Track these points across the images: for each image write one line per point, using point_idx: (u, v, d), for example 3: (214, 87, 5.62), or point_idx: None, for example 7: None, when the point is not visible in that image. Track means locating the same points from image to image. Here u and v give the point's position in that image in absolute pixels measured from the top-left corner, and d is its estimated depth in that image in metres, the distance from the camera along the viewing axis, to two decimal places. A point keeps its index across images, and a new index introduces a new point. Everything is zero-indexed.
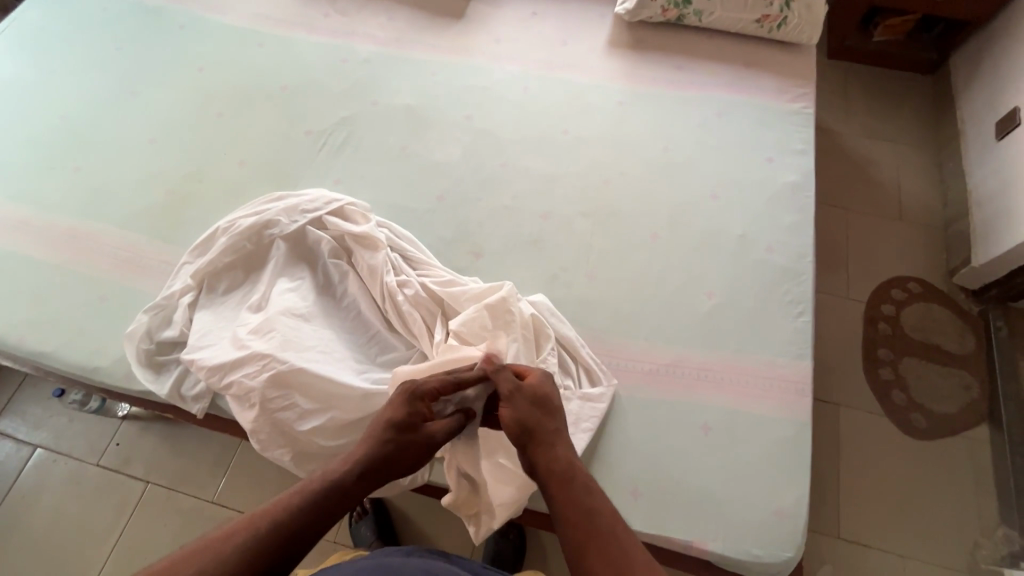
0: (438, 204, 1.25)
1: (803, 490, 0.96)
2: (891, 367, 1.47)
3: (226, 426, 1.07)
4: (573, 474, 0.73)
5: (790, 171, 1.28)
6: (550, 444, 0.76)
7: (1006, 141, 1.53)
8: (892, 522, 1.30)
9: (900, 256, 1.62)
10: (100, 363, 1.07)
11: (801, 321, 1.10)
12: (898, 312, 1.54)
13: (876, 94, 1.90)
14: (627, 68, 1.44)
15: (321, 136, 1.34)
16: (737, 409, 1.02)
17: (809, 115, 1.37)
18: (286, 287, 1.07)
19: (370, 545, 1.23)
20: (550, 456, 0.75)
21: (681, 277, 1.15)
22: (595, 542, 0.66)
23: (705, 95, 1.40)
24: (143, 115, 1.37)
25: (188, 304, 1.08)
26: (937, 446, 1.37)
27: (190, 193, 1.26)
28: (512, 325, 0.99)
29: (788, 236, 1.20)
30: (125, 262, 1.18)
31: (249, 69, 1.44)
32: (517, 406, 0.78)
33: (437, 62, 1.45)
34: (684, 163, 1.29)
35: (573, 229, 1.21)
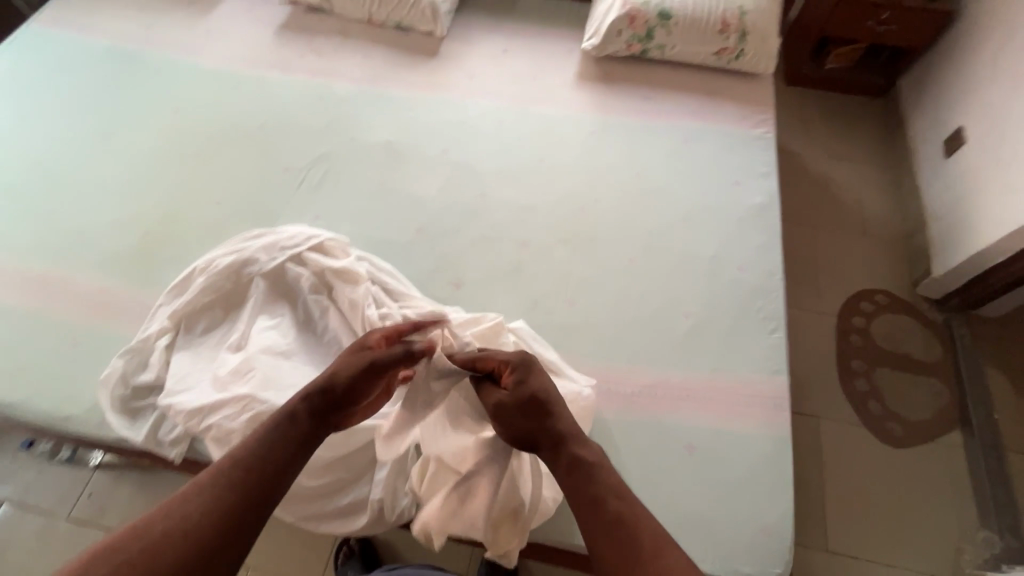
0: (417, 236, 1.27)
1: (788, 505, 0.97)
2: (865, 377, 1.51)
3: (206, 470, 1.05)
4: (581, 464, 0.72)
5: (755, 193, 1.34)
6: (562, 436, 0.75)
7: (955, 158, 1.62)
8: (878, 532, 1.32)
9: (866, 269, 1.69)
10: (73, 411, 1.04)
11: (775, 337, 1.14)
12: (868, 323, 1.59)
13: (833, 117, 2.00)
14: (596, 100, 1.50)
15: (299, 173, 1.36)
16: (720, 427, 1.04)
17: (770, 139, 1.44)
18: (266, 325, 1.07)
19: None
20: (566, 447, 0.74)
21: (658, 298, 1.18)
22: (607, 531, 0.65)
23: (671, 123, 1.46)
24: (117, 158, 1.37)
25: (165, 346, 1.06)
26: (915, 453, 1.41)
27: (167, 234, 1.26)
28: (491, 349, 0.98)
29: (758, 255, 1.24)
30: (100, 305, 1.16)
31: (226, 110, 1.46)
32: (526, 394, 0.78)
33: (413, 98, 1.49)
34: (655, 188, 1.34)
35: (550, 256, 1.24)
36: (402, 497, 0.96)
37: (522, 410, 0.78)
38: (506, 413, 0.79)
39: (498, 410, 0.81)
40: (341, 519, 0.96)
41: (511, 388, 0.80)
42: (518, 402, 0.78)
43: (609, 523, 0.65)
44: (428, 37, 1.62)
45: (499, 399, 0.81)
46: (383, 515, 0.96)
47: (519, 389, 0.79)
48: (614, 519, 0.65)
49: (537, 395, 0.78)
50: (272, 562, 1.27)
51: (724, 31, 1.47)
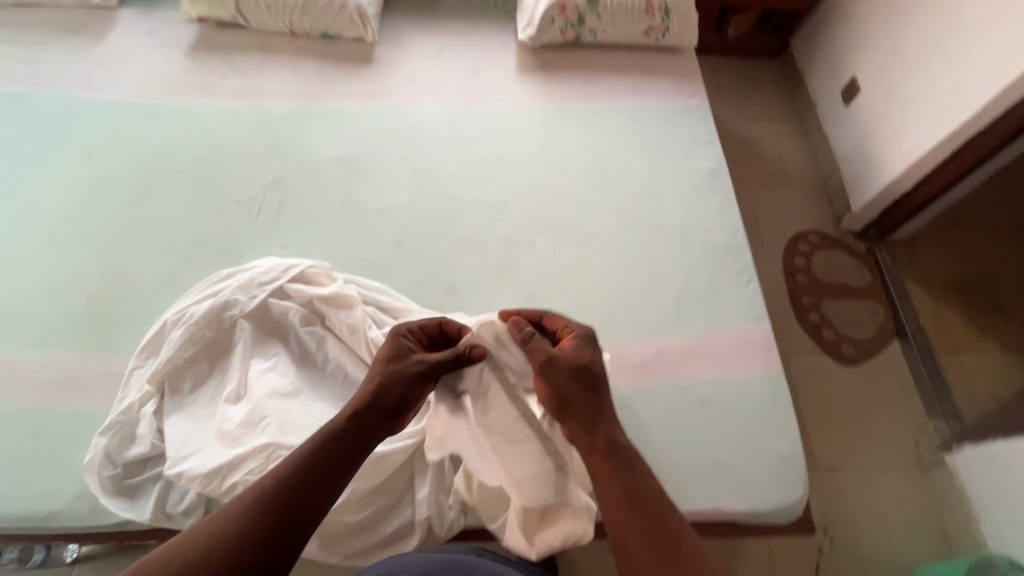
0: (398, 249, 1.24)
1: (795, 434, 1.08)
2: (816, 310, 1.69)
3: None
4: (615, 450, 0.73)
5: (705, 159, 1.44)
6: (593, 419, 0.75)
7: (853, 105, 1.83)
8: (853, 442, 1.49)
9: (797, 214, 1.87)
10: (55, 506, 0.92)
11: (751, 288, 1.24)
12: (809, 262, 1.77)
13: (742, 81, 2.18)
14: (542, 89, 1.53)
15: (253, 202, 1.27)
16: (724, 378, 1.12)
17: (705, 108, 1.55)
18: (263, 368, 1.00)
19: None
20: (596, 432, 0.74)
21: (643, 271, 1.25)
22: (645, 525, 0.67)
23: (616, 104, 1.52)
24: (32, 216, 1.20)
25: (152, 413, 0.97)
26: (868, 367, 1.60)
27: (117, 291, 1.13)
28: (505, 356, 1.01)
29: (720, 216, 1.34)
30: (55, 384, 1.02)
31: (152, 146, 1.32)
32: (562, 375, 0.77)
33: (358, 109, 1.43)
34: (617, 168, 1.40)
35: (534, 248, 1.26)
36: (449, 510, 0.96)
37: (574, 371, 0.77)
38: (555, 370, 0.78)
39: (549, 363, 0.78)
40: (391, 546, 0.94)
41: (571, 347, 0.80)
42: (572, 369, 0.78)
43: (650, 517, 0.68)
44: (358, 44, 1.56)
45: (548, 353, 0.79)
46: (433, 532, 0.95)
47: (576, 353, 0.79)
48: (658, 517, 0.68)
49: (593, 361, 0.78)
50: None
51: (649, 11, 1.55)
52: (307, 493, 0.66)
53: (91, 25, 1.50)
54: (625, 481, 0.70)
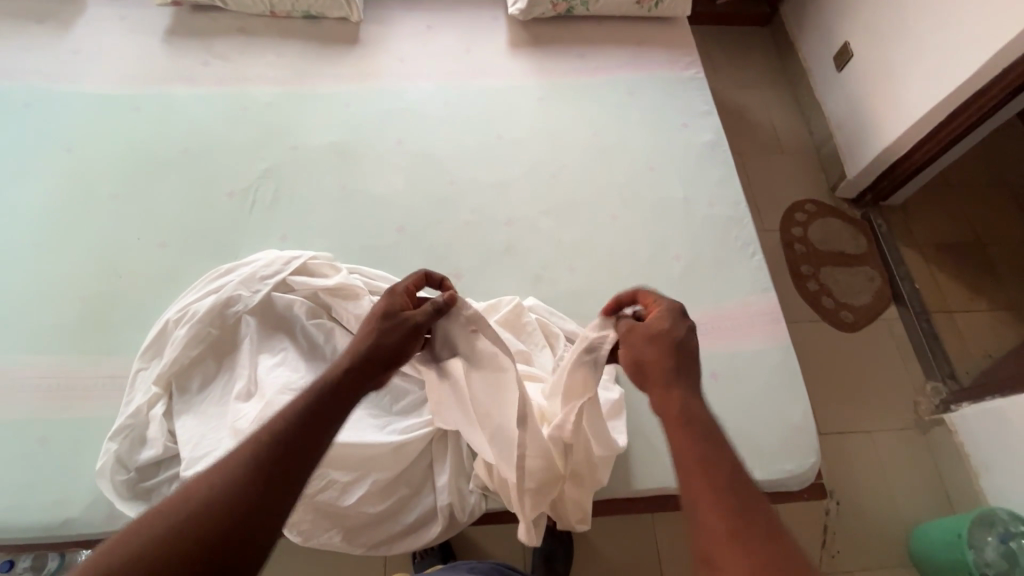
0: (399, 235, 1.21)
1: (805, 402, 1.09)
2: (815, 278, 1.70)
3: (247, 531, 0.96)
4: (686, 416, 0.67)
5: (704, 131, 1.43)
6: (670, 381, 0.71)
7: (846, 70, 1.82)
8: (854, 406, 1.53)
9: (792, 183, 1.88)
10: (69, 514, 0.91)
11: (756, 259, 1.24)
12: (805, 231, 1.78)
13: (732, 50, 2.16)
14: (536, 64, 1.50)
15: (247, 193, 1.23)
16: (734, 351, 1.13)
17: (702, 78, 1.52)
18: (272, 363, 0.98)
19: None
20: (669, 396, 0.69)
21: (649, 247, 1.24)
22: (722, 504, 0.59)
23: (612, 77, 1.49)
24: (15, 217, 1.15)
25: (162, 414, 0.95)
26: (866, 332, 1.63)
27: (113, 292, 1.10)
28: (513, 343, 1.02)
29: (722, 188, 1.34)
30: (57, 390, 0.99)
31: (135, 138, 1.27)
32: (637, 345, 0.75)
33: (349, 92, 1.39)
34: (616, 143, 1.38)
35: (538, 228, 1.24)
36: (470, 495, 0.96)
37: (650, 338, 0.74)
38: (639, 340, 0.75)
39: (628, 331, 0.77)
40: (414, 533, 0.94)
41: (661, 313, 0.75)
42: (659, 338, 0.73)
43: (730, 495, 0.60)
44: (343, 23, 1.50)
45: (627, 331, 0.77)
46: (456, 517, 0.95)
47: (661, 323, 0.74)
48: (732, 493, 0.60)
49: (673, 333, 0.73)
50: None
51: None
52: (279, 459, 0.62)
53: (58, 13, 1.42)
54: (701, 449, 0.64)
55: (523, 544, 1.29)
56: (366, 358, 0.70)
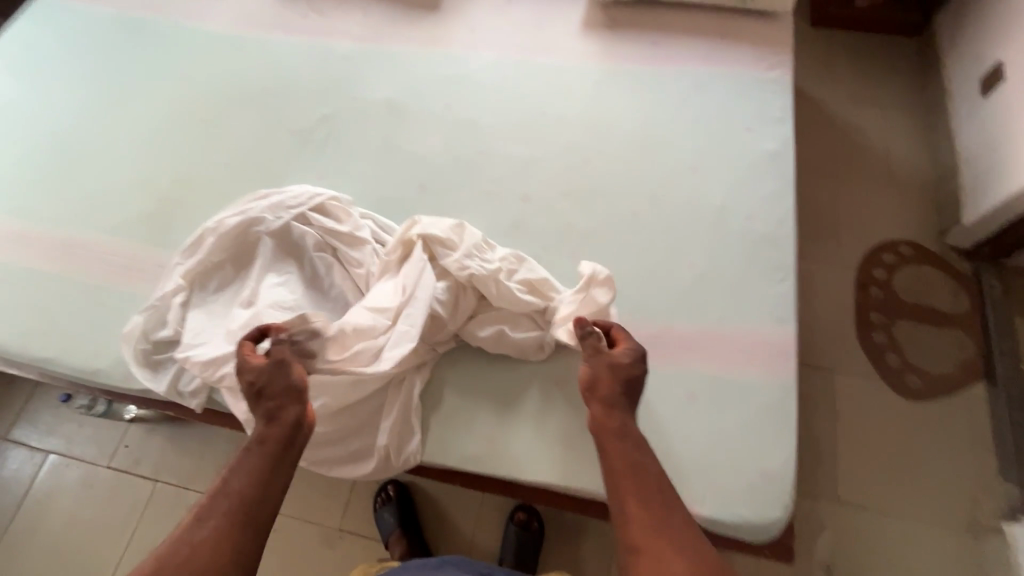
0: (420, 192, 1.27)
1: (790, 450, 0.97)
2: (885, 330, 1.46)
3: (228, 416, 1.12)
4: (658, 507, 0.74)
5: (769, 139, 1.28)
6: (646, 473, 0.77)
7: (993, 96, 1.51)
8: (891, 484, 1.31)
9: (890, 219, 1.62)
10: (100, 365, 1.11)
11: (783, 286, 1.11)
12: (889, 275, 1.53)
13: (861, 59, 1.89)
14: (603, 47, 1.45)
15: (303, 134, 1.36)
16: (722, 376, 1.03)
17: (786, 82, 1.37)
18: (275, 281, 1.09)
19: (394, 531, 1.25)
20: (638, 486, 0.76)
21: (662, 249, 1.17)
22: (654, 518, 0.73)
23: (682, 69, 1.39)
24: (130, 126, 1.40)
25: (180, 303, 1.11)
26: (934, 405, 1.37)
27: (179, 198, 1.29)
28: (463, 245, 1.06)
29: (769, 203, 1.20)
30: (120, 267, 1.21)
31: (231, 72, 1.46)
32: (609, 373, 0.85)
33: (414, 55, 1.46)
34: (663, 138, 1.30)
35: (554, 210, 1.22)
36: (409, 442, 1.00)
37: (616, 376, 0.85)
38: (605, 364, 0.86)
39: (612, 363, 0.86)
40: (351, 463, 1.02)
41: (626, 352, 0.86)
42: (616, 369, 0.85)
43: (623, 479, 0.77)
44: None
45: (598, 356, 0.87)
46: (391, 460, 1.00)
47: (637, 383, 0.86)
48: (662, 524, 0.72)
49: (635, 376, 0.86)
50: (295, 509, 1.33)
51: None
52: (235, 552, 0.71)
53: None
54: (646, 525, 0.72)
55: (481, 513, 1.31)
56: (273, 413, 0.83)
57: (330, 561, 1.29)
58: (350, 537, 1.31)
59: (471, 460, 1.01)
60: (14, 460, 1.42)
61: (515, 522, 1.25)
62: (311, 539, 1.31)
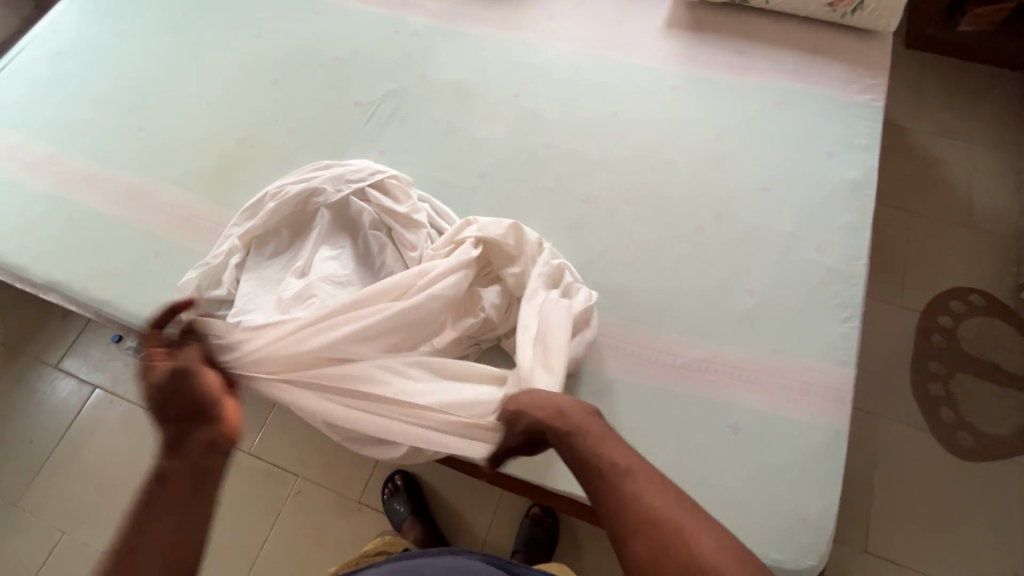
0: (479, 181, 1.25)
1: (833, 499, 0.93)
2: (942, 381, 1.39)
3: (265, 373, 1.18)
4: (620, 507, 0.75)
5: (850, 168, 1.21)
6: (600, 472, 0.78)
7: None
8: (925, 542, 1.25)
9: (963, 266, 1.53)
10: (153, 315, 1.14)
11: (846, 326, 1.05)
12: (955, 324, 1.45)
13: (955, 90, 1.77)
14: (683, 50, 1.38)
15: (369, 106, 1.35)
16: (768, 411, 1.00)
17: (877, 108, 1.28)
18: (328, 255, 1.09)
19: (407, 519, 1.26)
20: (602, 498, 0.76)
21: (722, 270, 1.12)
22: (623, 530, 0.73)
23: (765, 82, 1.32)
24: (201, 79, 1.41)
25: (235, 265, 1.12)
26: (984, 468, 1.30)
27: (242, 158, 1.30)
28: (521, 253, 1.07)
29: (842, 236, 1.14)
30: (180, 220, 1.24)
31: (303, 36, 1.46)
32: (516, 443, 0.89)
33: (488, 37, 1.43)
34: (736, 154, 1.24)
35: (614, 215, 1.19)
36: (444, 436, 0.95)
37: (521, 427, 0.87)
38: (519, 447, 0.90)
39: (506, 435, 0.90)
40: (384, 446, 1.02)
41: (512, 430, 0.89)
42: (519, 431, 0.88)
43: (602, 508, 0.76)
44: None
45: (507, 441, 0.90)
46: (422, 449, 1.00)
47: (551, 392, 0.89)
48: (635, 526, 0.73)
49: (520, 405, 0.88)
50: (318, 476, 1.36)
51: None
52: None
53: None
54: (621, 530, 0.74)
55: (496, 509, 1.31)
56: None
57: (346, 532, 1.32)
58: (368, 511, 1.34)
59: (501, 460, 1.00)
60: (63, 390, 1.49)
61: (529, 516, 1.26)
62: (330, 505, 1.34)
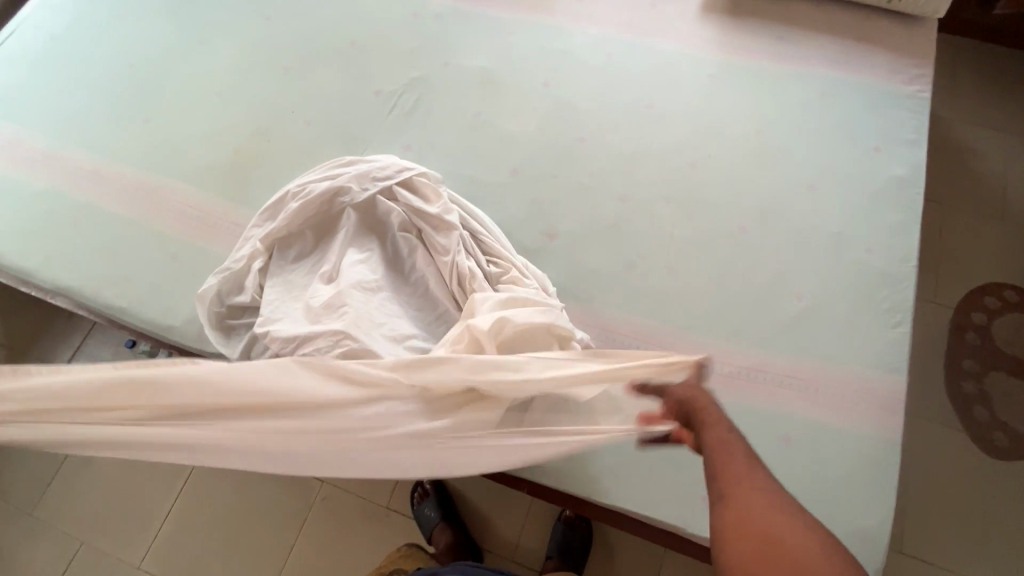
0: (510, 177, 1.19)
1: (889, 512, 0.91)
2: (976, 380, 1.37)
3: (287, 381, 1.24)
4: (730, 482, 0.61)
5: (897, 164, 1.16)
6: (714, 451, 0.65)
7: None
8: (960, 542, 1.25)
9: (998, 261, 1.50)
10: (172, 322, 1.09)
11: (898, 331, 1.02)
12: (989, 321, 1.43)
13: (988, 77, 1.71)
14: (721, 36, 1.31)
15: (390, 96, 1.28)
16: (820, 421, 0.97)
17: (924, 99, 1.23)
18: (356, 259, 1.04)
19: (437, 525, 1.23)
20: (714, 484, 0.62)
21: (768, 272, 1.08)
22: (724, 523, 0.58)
23: (808, 71, 1.26)
24: (209, 66, 1.32)
25: (258, 269, 1.06)
26: (1019, 467, 1.29)
27: (257, 152, 1.23)
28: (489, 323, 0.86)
29: (892, 236, 1.10)
30: (195, 220, 1.17)
31: (317, 19, 1.37)
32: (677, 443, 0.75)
33: (514, 21, 1.35)
34: (779, 149, 1.19)
35: (654, 214, 1.14)
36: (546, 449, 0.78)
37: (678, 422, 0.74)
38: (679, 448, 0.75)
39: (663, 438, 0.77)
40: None
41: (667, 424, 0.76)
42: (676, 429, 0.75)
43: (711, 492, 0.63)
44: None
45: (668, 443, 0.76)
46: None
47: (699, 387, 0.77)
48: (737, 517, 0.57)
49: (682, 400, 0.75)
50: (344, 481, 1.33)
51: None
52: None
53: None
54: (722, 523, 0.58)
55: (527, 514, 1.29)
56: None
57: (375, 537, 1.29)
58: (397, 516, 1.31)
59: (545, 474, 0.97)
60: None
61: (563, 520, 1.24)
62: (356, 510, 1.31)
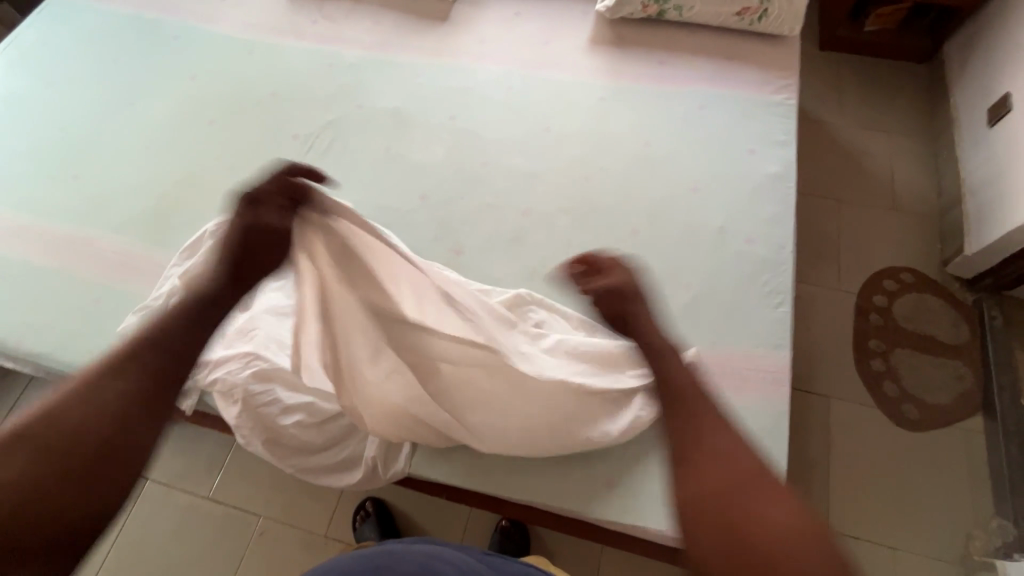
0: (420, 202, 1.27)
1: (782, 478, 0.96)
2: (883, 358, 1.45)
3: (202, 429, 1.36)
4: None
5: (772, 162, 1.28)
6: None
7: (998, 128, 1.51)
8: (882, 513, 1.29)
9: (892, 248, 1.61)
10: (93, 364, 1.12)
11: (780, 311, 1.10)
12: (889, 302, 1.52)
13: (868, 85, 1.89)
14: (608, 64, 1.45)
15: (307, 139, 1.37)
16: (713, 399, 1.02)
17: (791, 106, 1.36)
18: (271, 286, 1.09)
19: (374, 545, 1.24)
20: None
21: (659, 268, 1.16)
22: None
23: (687, 89, 1.40)
24: (138, 124, 1.41)
25: (176, 304, 1.11)
26: (931, 437, 1.36)
27: (180, 198, 1.30)
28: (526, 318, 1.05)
29: (770, 227, 1.20)
30: (119, 265, 1.22)
31: (239, 76, 1.47)
32: None
33: (420, 64, 1.47)
34: (665, 157, 1.30)
35: (553, 224, 1.22)
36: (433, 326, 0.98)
37: None
38: None
39: None
40: (336, 473, 1.02)
41: None
42: None
43: None
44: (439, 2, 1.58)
45: None
46: (377, 472, 1.00)
47: None
48: None
49: None
50: (282, 514, 1.33)
51: None
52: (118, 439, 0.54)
53: None
54: None
55: (464, 530, 1.30)
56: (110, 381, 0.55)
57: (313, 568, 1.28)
58: (335, 544, 1.31)
59: (455, 476, 1.00)
60: None
61: (499, 530, 1.25)
62: (294, 543, 1.31)
